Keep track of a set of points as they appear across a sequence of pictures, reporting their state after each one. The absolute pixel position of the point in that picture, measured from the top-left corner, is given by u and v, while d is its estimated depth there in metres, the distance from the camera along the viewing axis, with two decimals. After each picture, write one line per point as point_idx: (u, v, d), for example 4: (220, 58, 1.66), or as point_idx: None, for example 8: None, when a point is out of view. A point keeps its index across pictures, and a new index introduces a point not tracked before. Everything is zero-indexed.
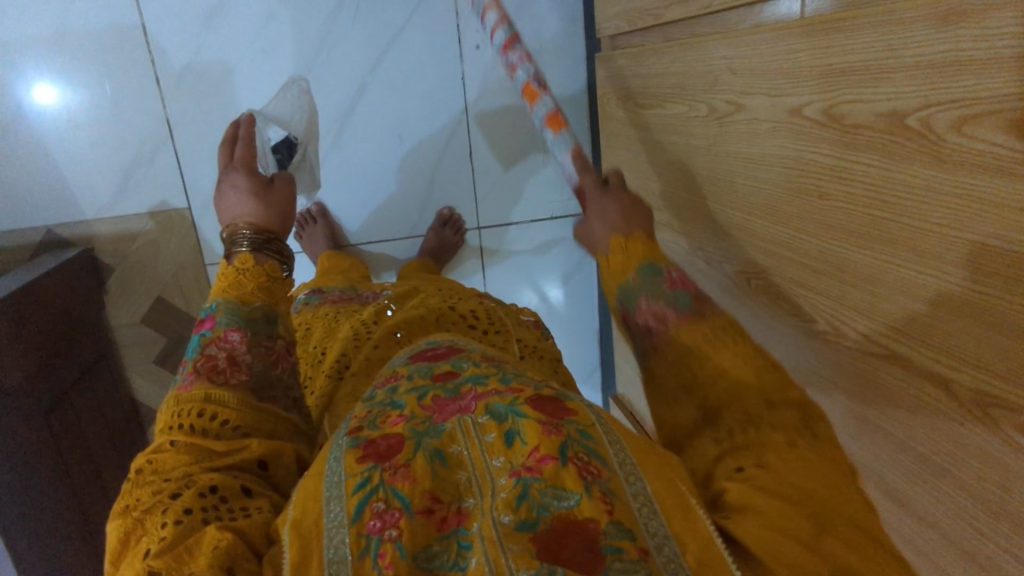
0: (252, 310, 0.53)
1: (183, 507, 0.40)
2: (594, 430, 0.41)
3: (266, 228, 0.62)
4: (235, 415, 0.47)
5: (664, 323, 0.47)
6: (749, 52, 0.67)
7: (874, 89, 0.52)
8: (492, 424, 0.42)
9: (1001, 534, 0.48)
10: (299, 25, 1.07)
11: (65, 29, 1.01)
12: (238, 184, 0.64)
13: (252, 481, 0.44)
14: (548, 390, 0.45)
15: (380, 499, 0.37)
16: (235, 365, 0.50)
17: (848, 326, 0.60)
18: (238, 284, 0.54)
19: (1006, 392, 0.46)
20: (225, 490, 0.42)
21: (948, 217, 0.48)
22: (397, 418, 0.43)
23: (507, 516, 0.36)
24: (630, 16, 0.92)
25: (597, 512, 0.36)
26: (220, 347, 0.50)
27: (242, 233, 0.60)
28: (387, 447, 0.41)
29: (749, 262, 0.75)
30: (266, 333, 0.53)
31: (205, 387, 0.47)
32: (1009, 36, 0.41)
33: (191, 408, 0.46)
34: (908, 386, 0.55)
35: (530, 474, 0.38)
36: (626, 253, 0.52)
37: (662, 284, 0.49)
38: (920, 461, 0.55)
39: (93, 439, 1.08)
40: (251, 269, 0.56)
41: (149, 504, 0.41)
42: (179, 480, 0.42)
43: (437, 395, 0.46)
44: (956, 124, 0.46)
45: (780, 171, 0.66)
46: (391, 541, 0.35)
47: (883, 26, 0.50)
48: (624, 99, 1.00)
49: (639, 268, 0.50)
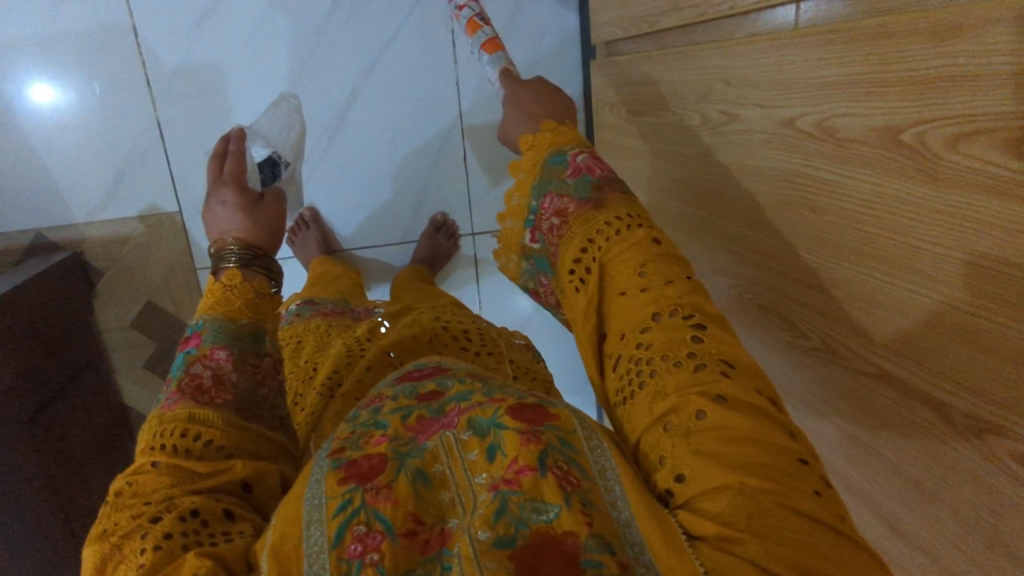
0: (238, 327, 0.52)
1: (162, 531, 0.39)
2: (576, 438, 0.39)
3: (253, 243, 0.60)
4: (220, 434, 0.46)
5: (565, 217, 0.52)
6: (742, 63, 0.66)
7: (868, 104, 0.51)
8: (474, 440, 0.40)
9: (995, 564, 0.47)
10: (291, 28, 1.06)
11: (54, 30, 1.00)
12: (227, 200, 0.63)
13: (234, 503, 0.43)
14: (531, 398, 0.42)
15: (361, 522, 0.36)
16: (221, 384, 0.48)
17: (841, 344, 0.59)
18: (225, 301, 0.53)
19: (1001, 419, 0.44)
20: (206, 513, 0.40)
21: (942, 237, 0.46)
22: (380, 437, 0.42)
23: (483, 533, 0.35)
24: (624, 23, 0.91)
25: (576, 525, 0.35)
26: (206, 366, 0.49)
27: (230, 248, 0.58)
28: (368, 468, 0.39)
29: (742, 276, 0.74)
30: (253, 350, 0.51)
31: (188, 407, 0.46)
32: (1006, 52, 0.40)
33: (174, 428, 0.45)
34: (901, 407, 0.53)
35: (509, 488, 0.36)
36: (536, 149, 0.57)
37: (566, 173, 0.53)
38: (913, 485, 0.54)
39: (79, 446, 1.06)
40: (238, 285, 0.54)
41: (127, 528, 0.40)
42: (160, 503, 0.41)
43: (421, 415, 0.44)
44: (950, 142, 0.45)
45: (773, 184, 0.64)
46: (373, 565, 0.34)
47: (877, 39, 0.49)
48: (617, 107, 0.98)
49: (547, 161, 0.55)
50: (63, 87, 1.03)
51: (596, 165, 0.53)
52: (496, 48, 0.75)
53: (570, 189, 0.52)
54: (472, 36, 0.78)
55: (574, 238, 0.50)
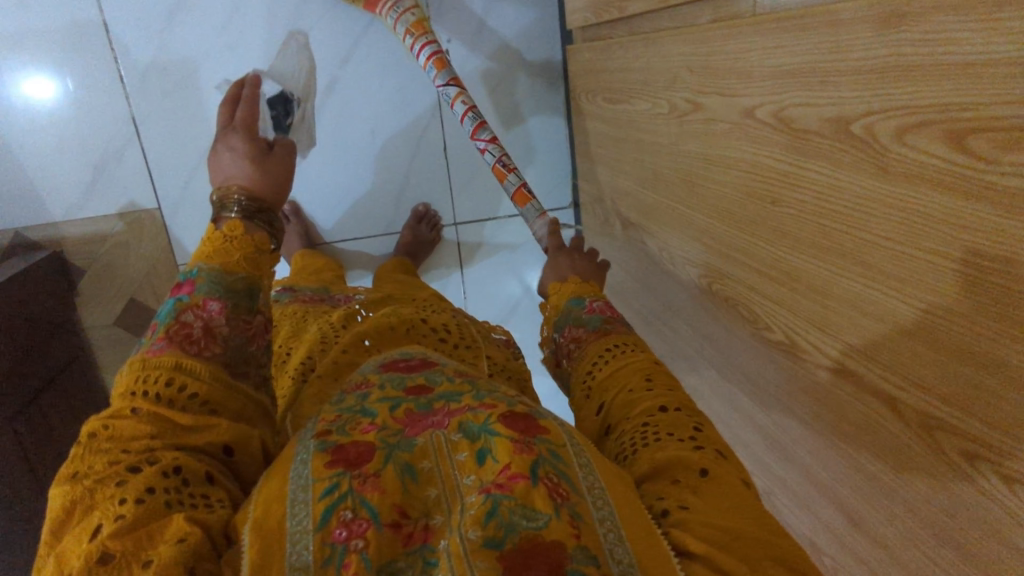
0: (234, 280, 0.49)
1: (142, 485, 0.38)
2: (565, 451, 0.40)
3: (260, 196, 0.56)
4: (205, 389, 0.44)
5: (579, 342, 0.57)
6: (704, 50, 0.65)
7: (821, 93, 0.49)
8: (464, 442, 0.41)
9: (945, 558, 0.47)
10: (264, 22, 1.05)
11: (22, 28, 0.99)
12: (237, 147, 0.59)
13: (216, 468, 0.43)
14: (521, 407, 0.44)
15: (348, 507, 0.36)
16: (210, 336, 0.46)
17: (802, 337, 0.58)
18: (224, 251, 0.51)
19: (948, 414, 0.44)
20: (189, 472, 0.40)
21: (892, 230, 0.45)
22: (368, 426, 0.42)
23: (475, 531, 0.35)
24: (595, 9, 0.90)
25: (565, 535, 0.35)
26: (198, 315, 0.47)
27: (235, 198, 0.55)
28: (357, 454, 0.40)
29: (709, 267, 0.73)
30: (247, 307, 0.49)
31: (176, 355, 0.44)
32: (946, 40, 0.38)
33: (159, 376, 0.43)
34: (858, 401, 0.53)
35: (500, 492, 0.36)
36: (560, 294, 0.64)
37: (583, 313, 0.59)
38: (869, 478, 0.53)
39: (65, 443, 1.07)
40: (240, 238, 0.52)
41: (103, 475, 0.39)
42: (139, 454, 0.40)
43: (410, 409, 0.45)
44: (897, 135, 0.43)
45: (736, 174, 0.63)
46: (356, 552, 0.34)
47: (827, 27, 0.47)
48: (592, 94, 0.97)
49: (567, 302, 0.61)
50: (41, 79, 1.02)
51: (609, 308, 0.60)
52: (526, 199, 0.87)
53: (585, 322, 0.58)
54: (501, 180, 0.90)
55: (581, 364, 0.54)
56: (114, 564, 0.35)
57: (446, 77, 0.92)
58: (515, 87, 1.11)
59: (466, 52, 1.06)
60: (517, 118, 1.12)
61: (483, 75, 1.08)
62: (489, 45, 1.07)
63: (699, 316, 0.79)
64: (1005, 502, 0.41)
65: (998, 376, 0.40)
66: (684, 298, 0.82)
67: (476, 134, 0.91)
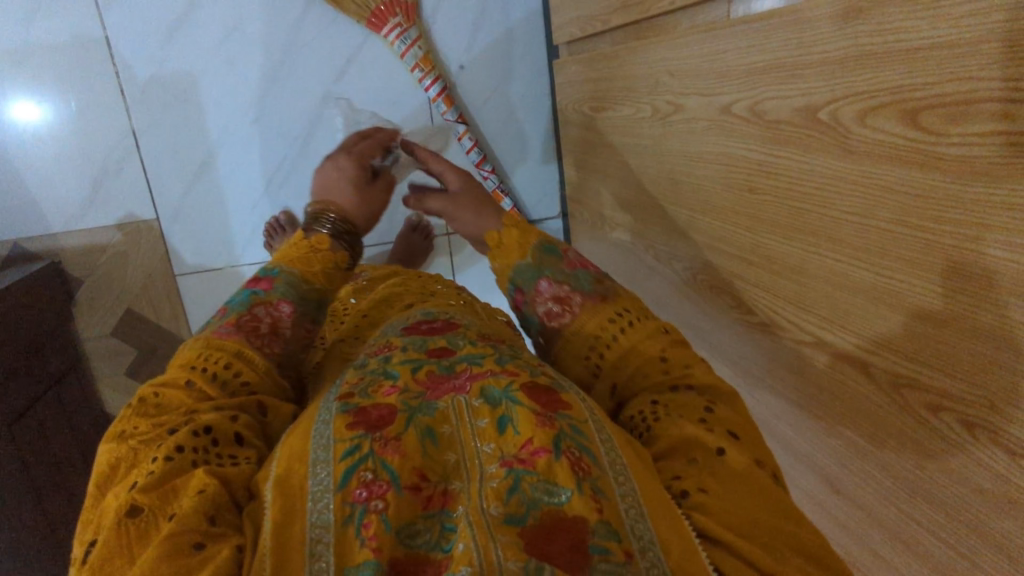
0: (308, 289, 0.57)
1: (174, 444, 0.41)
2: (586, 427, 0.42)
3: (351, 221, 0.66)
4: (255, 379, 0.49)
5: (561, 302, 0.56)
6: (684, 55, 0.70)
7: (791, 86, 0.54)
8: (485, 408, 0.44)
9: (920, 512, 0.50)
10: (262, 38, 1.09)
11: (28, 43, 1.03)
12: (344, 168, 0.70)
13: (246, 426, 0.45)
14: (543, 377, 0.47)
15: (368, 469, 0.39)
16: (274, 335, 0.53)
17: (781, 316, 0.62)
18: (307, 262, 0.59)
19: (916, 372, 0.48)
20: (218, 433, 0.43)
21: (857, 206, 0.50)
22: (389, 389, 0.46)
23: (496, 508, 0.37)
24: (580, 24, 0.95)
25: (587, 511, 0.37)
26: (268, 312, 0.53)
27: (327, 216, 0.65)
28: (377, 417, 0.43)
29: (693, 260, 0.77)
30: (311, 316, 0.56)
31: (240, 343, 0.50)
32: (898, 29, 0.43)
33: (220, 358, 0.48)
34: (835, 372, 0.56)
35: (523, 467, 0.39)
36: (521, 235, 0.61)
37: (561, 264, 0.59)
38: (848, 446, 0.57)
39: (61, 451, 1.07)
40: (323, 253, 0.60)
41: (146, 436, 0.42)
42: (180, 417, 0.43)
43: (431, 370, 0.48)
44: (859, 117, 0.48)
45: (716, 167, 0.68)
46: (377, 513, 0.37)
47: (795, 25, 0.52)
48: (578, 105, 1.02)
49: (537, 249, 0.60)
50: (20, 104, 1.05)
51: (584, 261, 0.59)
52: None
53: (569, 280, 0.57)
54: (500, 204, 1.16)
55: (581, 328, 0.54)
56: (141, 518, 0.37)
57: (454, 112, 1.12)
58: (509, 97, 1.18)
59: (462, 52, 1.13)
60: (514, 125, 1.20)
61: (473, 81, 1.15)
62: (479, 53, 1.14)
63: (685, 308, 0.83)
64: (970, 449, 0.44)
65: (956, 329, 0.44)
66: (671, 292, 0.86)
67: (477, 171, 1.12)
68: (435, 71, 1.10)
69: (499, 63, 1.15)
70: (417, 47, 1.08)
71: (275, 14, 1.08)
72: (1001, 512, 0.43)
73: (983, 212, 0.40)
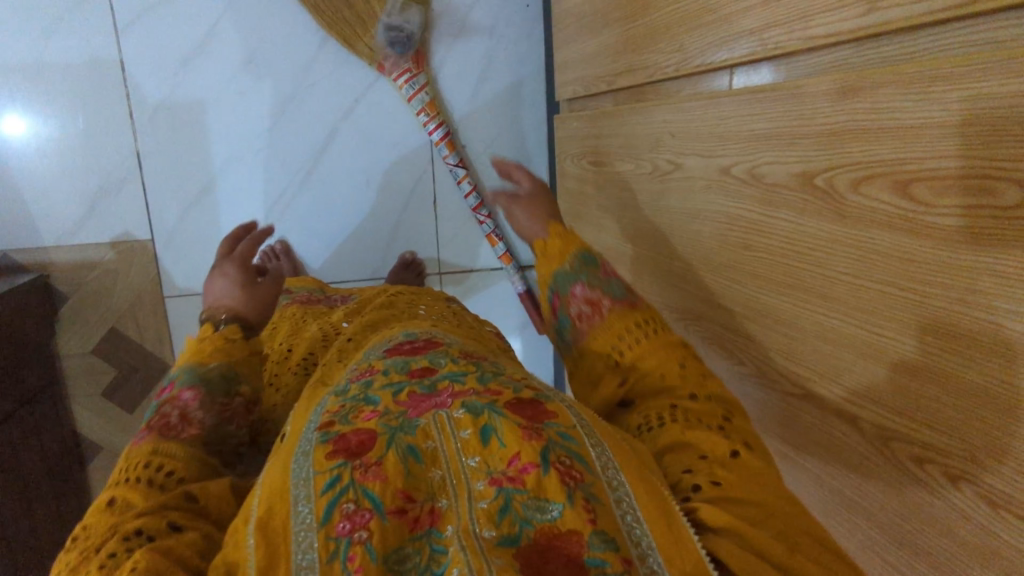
0: (208, 369, 0.58)
1: (106, 553, 0.40)
2: (575, 432, 0.44)
3: (241, 312, 0.68)
4: (180, 466, 0.49)
5: (592, 304, 0.62)
6: (685, 119, 0.74)
7: (790, 154, 0.58)
8: (468, 418, 0.45)
9: (903, 560, 0.52)
10: (275, 70, 1.12)
11: (42, 59, 1.04)
12: (229, 273, 0.73)
13: (184, 514, 0.45)
14: (527, 392, 0.48)
15: (349, 500, 0.40)
16: (186, 422, 0.53)
17: (772, 367, 0.65)
18: (199, 351, 0.60)
19: (902, 425, 0.50)
20: (150, 530, 0.42)
21: (849, 267, 0.53)
22: (370, 413, 0.47)
23: (490, 531, 0.39)
24: (584, 82, 1.00)
25: (580, 523, 0.39)
26: (174, 406, 0.54)
27: (219, 315, 0.67)
28: (357, 443, 0.43)
29: (688, 311, 0.80)
30: (222, 390, 0.57)
31: (153, 441, 0.51)
32: (892, 109, 0.47)
33: (138, 462, 0.49)
34: (823, 424, 0.59)
35: (512, 485, 0.41)
36: (564, 245, 0.68)
37: (597, 271, 0.64)
38: (833, 495, 0.59)
39: (30, 471, 1.04)
40: (212, 337, 0.62)
41: (76, 561, 0.41)
42: (106, 534, 0.43)
43: (412, 391, 0.50)
44: (854, 186, 0.52)
45: (714, 225, 0.72)
46: (361, 543, 0.37)
47: (794, 99, 0.57)
48: (577, 157, 1.07)
49: (578, 254, 0.67)
50: (16, 114, 1.05)
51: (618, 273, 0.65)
52: None
53: (602, 285, 0.63)
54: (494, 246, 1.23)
55: (608, 329, 0.59)
56: None
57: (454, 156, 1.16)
58: (522, 140, 1.24)
59: (473, 91, 1.18)
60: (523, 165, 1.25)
61: (481, 118, 1.20)
62: (484, 100, 1.19)
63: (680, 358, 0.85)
64: (954, 501, 0.47)
65: (943, 385, 0.47)
66: None
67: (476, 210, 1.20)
68: (440, 116, 1.15)
69: (499, 113, 1.21)
70: (425, 93, 1.13)
71: (291, 47, 1.12)
72: (981, 562, 0.45)
73: (968, 277, 0.44)
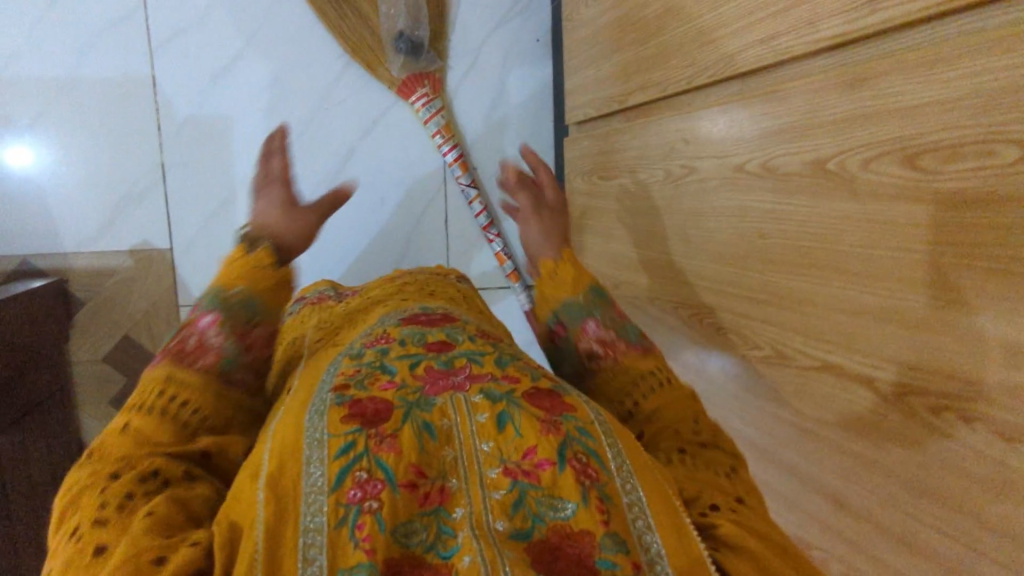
0: (230, 294, 0.58)
1: (123, 488, 0.41)
2: (593, 429, 0.46)
3: (283, 236, 0.69)
4: (196, 398, 0.50)
5: (602, 343, 0.66)
6: (698, 126, 0.81)
7: (802, 145, 0.64)
8: (485, 403, 0.48)
9: (924, 509, 0.56)
10: (301, 89, 1.18)
11: (76, 75, 1.09)
12: (274, 199, 0.74)
13: (195, 467, 0.47)
14: (545, 382, 0.51)
15: (363, 468, 0.42)
16: (203, 348, 0.54)
17: (788, 346, 0.69)
18: (227, 274, 0.61)
19: (918, 379, 0.55)
20: (165, 475, 0.44)
21: (864, 238, 0.58)
22: (386, 382, 0.49)
23: (502, 523, 0.40)
24: (596, 104, 1.07)
25: (593, 524, 0.40)
26: (194, 331, 0.55)
27: (262, 237, 0.67)
28: (373, 411, 0.46)
29: (702, 306, 0.85)
30: (242, 316, 0.57)
31: (169, 366, 0.51)
32: (897, 93, 0.54)
33: (155, 389, 0.49)
34: (840, 392, 0.63)
35: (527, 480, 0.42)
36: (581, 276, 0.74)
37: (611, 311, 0.69)
38: (855, 460, 0.63)
39: (36, 473, 1.02)
40: (237, 262, 0.62)
41: (90, 478, 0.42)
42: (121, 461, 0.44)
43: (429, 365, 0.52)
44: (865, 164, 0.58)
45: (727, 220, 0.77)
46: (371, 512, 0.39)
47: (804, 97, 0.64)
48: (588, 174, 1.13)
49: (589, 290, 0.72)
50: (47, 125, 1.09)
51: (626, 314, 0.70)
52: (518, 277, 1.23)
53: (617, 328, 0.67)
54: (502, 263, 1.26)
55: (619, 371, 0.63)
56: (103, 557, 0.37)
57: (467, 176, 1.22)
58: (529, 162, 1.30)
59: (484, 114, 1.25)
60: None
61: (489, 139, 1.26)
62: (495, 122, 1.26)
63: (694, 352, 0.89)
64: (970, 441, 0.51)
65: (952, 334, 0.52)
66: (679, 336, 0.93)
67: (485, 229, 1.25)
68: (454, 139, 1.21)
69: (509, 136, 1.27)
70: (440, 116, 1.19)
71: (317, 68, 1.18)
72: (998, 495, 0.50)
73: (973, 232, 0.49)
